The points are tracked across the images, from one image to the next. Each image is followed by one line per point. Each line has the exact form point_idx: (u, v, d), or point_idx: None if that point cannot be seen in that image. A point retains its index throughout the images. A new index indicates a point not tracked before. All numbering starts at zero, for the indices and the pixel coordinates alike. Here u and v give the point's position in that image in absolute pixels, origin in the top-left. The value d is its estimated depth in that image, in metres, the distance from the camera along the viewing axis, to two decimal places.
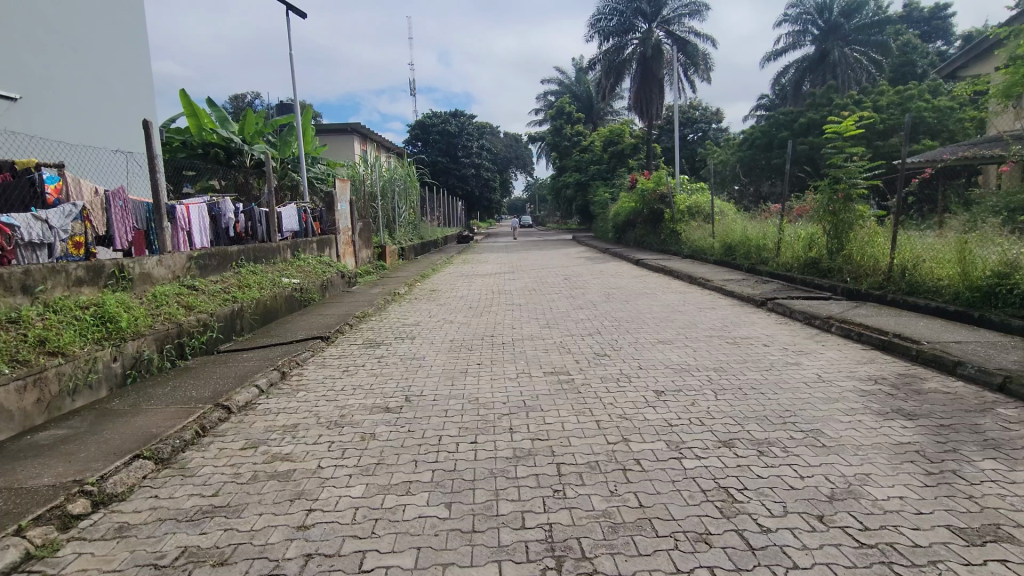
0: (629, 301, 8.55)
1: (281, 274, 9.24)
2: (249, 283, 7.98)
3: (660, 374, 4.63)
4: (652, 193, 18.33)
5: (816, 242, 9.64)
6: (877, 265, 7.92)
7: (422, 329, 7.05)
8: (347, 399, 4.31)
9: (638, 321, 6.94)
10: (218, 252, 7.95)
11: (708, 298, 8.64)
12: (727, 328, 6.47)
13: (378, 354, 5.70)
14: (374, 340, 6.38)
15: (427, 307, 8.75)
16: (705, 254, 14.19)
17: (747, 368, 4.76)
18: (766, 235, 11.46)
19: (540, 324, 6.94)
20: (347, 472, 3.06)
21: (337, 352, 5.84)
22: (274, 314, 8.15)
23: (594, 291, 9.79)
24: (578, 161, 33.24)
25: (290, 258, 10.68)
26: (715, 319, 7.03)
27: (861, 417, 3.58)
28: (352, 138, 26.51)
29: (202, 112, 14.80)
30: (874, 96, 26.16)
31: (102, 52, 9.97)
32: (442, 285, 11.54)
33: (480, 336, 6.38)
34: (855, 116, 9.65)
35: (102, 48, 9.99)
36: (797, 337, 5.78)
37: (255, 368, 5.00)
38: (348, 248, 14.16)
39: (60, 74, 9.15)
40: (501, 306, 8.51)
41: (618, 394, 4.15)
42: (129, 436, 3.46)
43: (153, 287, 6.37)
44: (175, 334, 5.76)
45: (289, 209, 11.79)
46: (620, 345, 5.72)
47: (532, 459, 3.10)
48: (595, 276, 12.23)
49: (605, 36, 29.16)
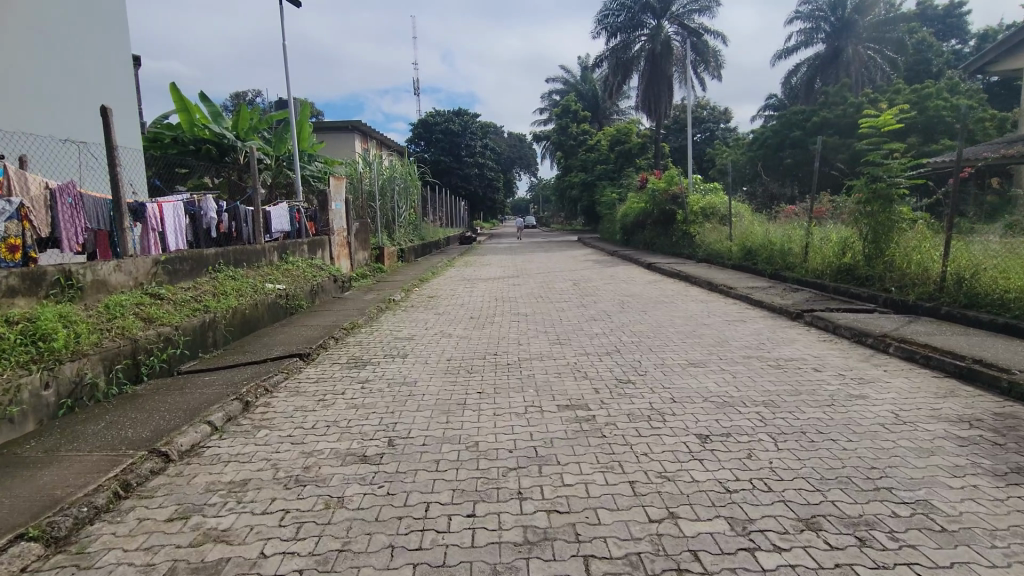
0: (647, 312, 7.73)
1: (265, 279, 8.45)
2: (226, 290, 7.20)
3: (700, 412, 3.80)
4: (663, 194, 17.46)
5: (851, 248, 8.81)
6: (927, 273, 7.09)
7: (416, 343, 6.25)
8: (317, 442, 3.50)
9: (662, 336, 6.13)
10: (191, 256, 7.16)
11: (734, 308, 7.83)
12: (764, 346, 5.65)
13: (363, 378, 4.89)
14: (360, 359, 5.56)
15: (424, 316, 7.96)
16: (722, 257, 13.38)
17: (803, 404, 3.94)
18: (791, 238, 10.64)
19: (550, 339, 6.14)
20: (296, 565, 2.24)
21: (317, 375, 5.04)
22: (254, 323, 7.37)
23: (607, 300, 8.98)
24: (584, 160, 32.40)
25: (277, 261, 9.88)
26: (748, 334, 6.20)
27: (977, 482, 2.75)
28: (353, 137, 25.77)
29: (194, 106, 14.05)
30: (890, 94, 25.33)
31: (89, 55, 9.51)
32: (443, 291, 10.75)
33: (482, 355, 5.59)
34: (894, 109, 8.82)
35: (88, 50, 9.51)
36: (850, 361, 4.98)
37: (216, 397, 4.22)
38: (343, 250, 13.35)
39: (50, 83, 8.78)
40: (505, 316, 7.70)
41: (652, 440, 3.34)
42: (22, 502, 2.65)
43: (108, 296, 5.58)
44: (128, 352, 4.96)
45: (280, 208, 11.00)
46: (646, 368, 4.90)
47: (549, 549, 2.28)
48: (606, 281, 11.40)
49: (612, 32, 28.35)
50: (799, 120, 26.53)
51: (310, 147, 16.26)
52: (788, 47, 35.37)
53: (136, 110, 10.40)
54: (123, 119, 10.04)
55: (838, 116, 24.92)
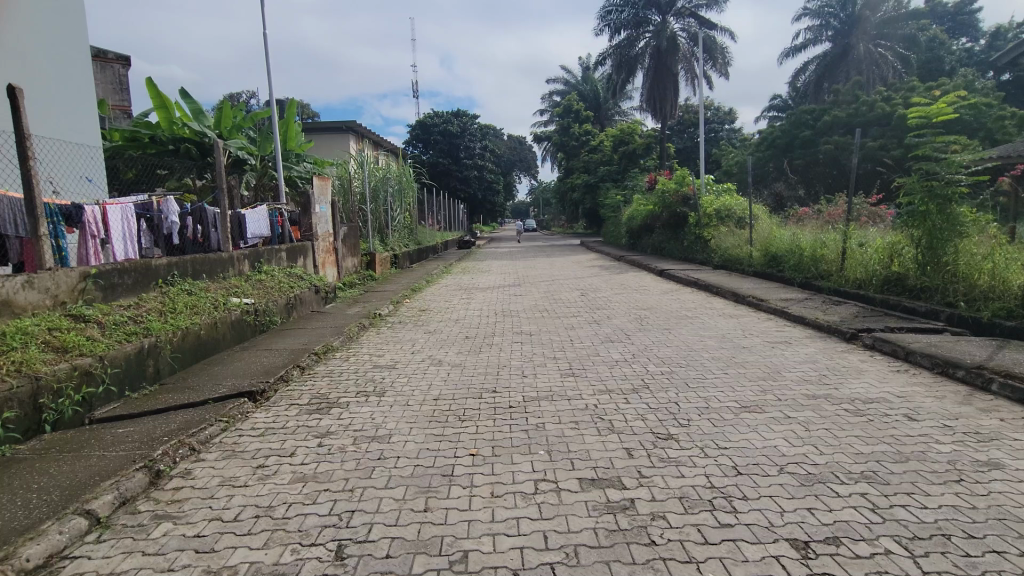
0: (670, 331, 6.63)
1: (229, 292, 7.37)
2: (176, 307, 6.13)
3: (781, 496, 2.69)
4: (674, 194, 16.46)
5: (900, 256, 7.71)
6: (1007, 287, 5.99)
7: (398, 375, 5.13)
8: (231, 551, 2.39)
9: (699, 366, 5.05)
10: (135, 268, 6.08)
11: (773, 327, 6.74)
12: (828, 381, 4.54)
13: (322, 430, 3.78)
14: (325, 398, 4.47)
15: (412, 336, 6.86)
16: (740, 263, 12.29)
17: (921, 480, 2.83)
18: (825, 244, 9.54)
19: (560, 369, 5.04)
20: None
21: (263, 424, 3.93)
22: (212, 347, 6.30)
23: (621, 314, 7.90)
24: (586, 161, 31.32)
25: (250, 270, 8.77)
26: (803, 363, 5.08)
27: None
28: (347, 137, 24.72)
29: (172, 103, 13.02)
30: (904, 92, 24.37)
31: (48, 44, 8.45)
32: (437, 303, 9.63)
33: (479, 392, 4.49)
34: (949, 97, 7.75)
35: (46, 37, 8.43)
36: (951, 406, 3.88)
37: (116, 467, 3.11)
38: (329, 257, 12.24)
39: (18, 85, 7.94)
40: (506, 336, 6.61)
41: (727, 555, 2.23)
42: None
43: (13, 319, 4.51)
44: (24, 397, 3.85)
45: (257, 212, 9.88)
46: (690, 416, 3.80)
47: None
48: (617, 291, 10.33)
49: (616, 28, 27.38)
50: (810, 120, 25.55)
51: (297, 147, 15.15)
52: (796, 44, 34.30)
53: (95, 98, 9.26)
54: (79, 109, 8.92)
55: (850, 115, 23.95)
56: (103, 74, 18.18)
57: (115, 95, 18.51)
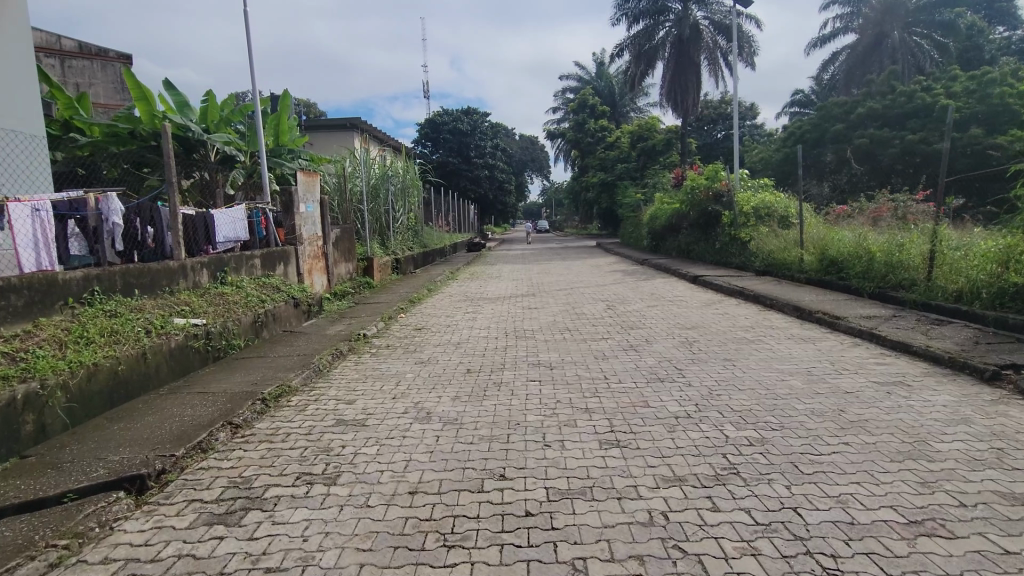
0: (737, 364, 5.03)
1: (172, 310, 5.88)
2: (86, 334, 4.66)
3: None
4: (704, 192, 14.82)
5: (1018, 263, 6.07)
6: None
7: (366, 440, 3.58)
8: None
9: (804, 431, 3.46)
10: (31, 283, 4.63)
11: (869, 358, 5.14)
12: (1021, 466, 2.92)
13: (213, 570, 2.25)
14: (246, 489, 2.94)
15: (400, 370, 5.32)
16: (789, 267, 10.67)
17: None
18: (905, 247, 7.87)
19: (598, 435, 3.47)
20: None
21: (126, 550, 2.42)
22: (137, 385, 4.85)
23: (664, 336, 6.35)
24: (602, 159, 29.66)
25: (211, 281, 7.28)
26: (955, 428, 3.46)
27: None
28: (351, 134, 23.31)
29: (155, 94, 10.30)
30: (944, 81, 22.51)
31: None
32: (437, 319, 8.09)
33: (480, 481, 2.92)
34: None
35: None
36: None
37: None
38: (316, 263, 10.76)
39: None
40: (520, 371, 5.06)
41: None
42: None
43: None
44: None
45: (230, 213, 8.39)
46: (832, 550, 2.23)
47: None
48: (651, 303, 8.79)
49: (635, 18, 25.78)
50: (841, 112, 23.82)
51: (291, 142, 13.64)
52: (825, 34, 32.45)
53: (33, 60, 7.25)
54: (8, 73, 6.93)
55: (886, 107, 22.15)
56: (104, 73, 16.84)
57: (116, 96, 17.14)
